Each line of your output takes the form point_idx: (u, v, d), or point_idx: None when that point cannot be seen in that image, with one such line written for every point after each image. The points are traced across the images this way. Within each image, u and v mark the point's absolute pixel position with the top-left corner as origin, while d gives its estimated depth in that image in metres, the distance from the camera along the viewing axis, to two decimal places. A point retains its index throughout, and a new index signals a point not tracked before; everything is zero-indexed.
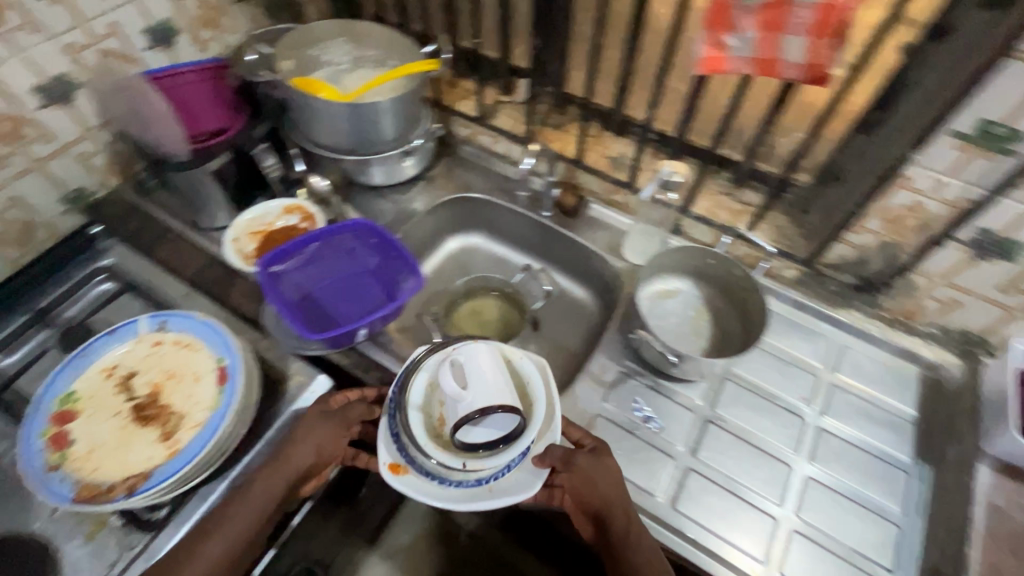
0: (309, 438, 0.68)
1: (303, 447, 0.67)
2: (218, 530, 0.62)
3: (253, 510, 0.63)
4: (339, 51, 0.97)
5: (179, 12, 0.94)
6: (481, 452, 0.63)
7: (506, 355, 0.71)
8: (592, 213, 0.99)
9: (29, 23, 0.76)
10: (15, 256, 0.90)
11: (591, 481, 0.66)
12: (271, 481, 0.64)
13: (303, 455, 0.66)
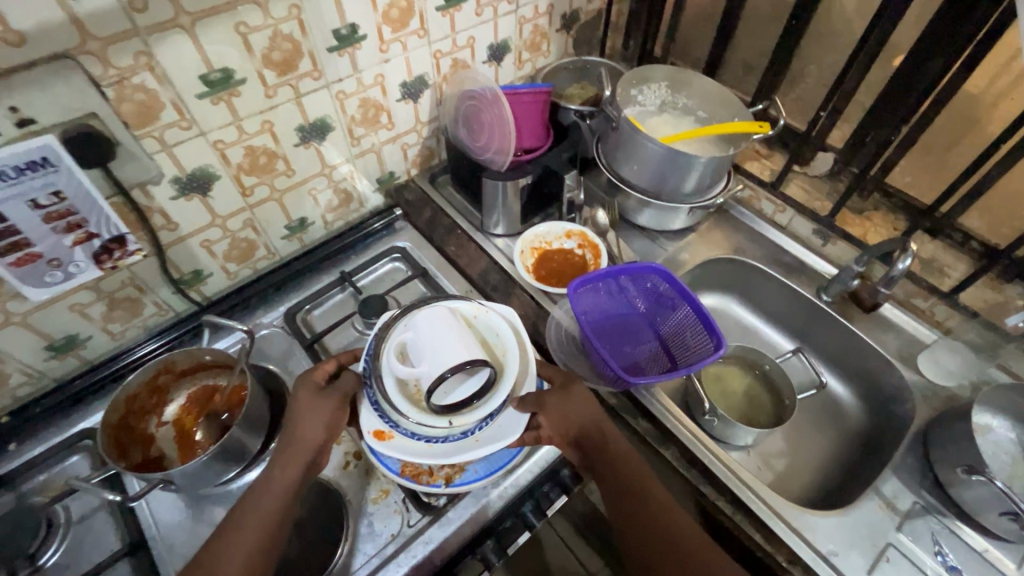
0: (312, 413, 0.66)
1: (308, 423, 0.65)
2: (260, 506, 0.61)
3: (288, 483, 0.63)
4: (654, 94, 0.99)
5: (517, 34, 1.02)
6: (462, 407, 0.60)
7: (468, 315, 0.69)
8: (885, 313, 0.90)
9: (422, 29, 0.87)
10: (331, 221, 1.02)
11: (591, 422, 0.68)
12: (299, 456, 0.64)
13: (312, 427, 0.65)
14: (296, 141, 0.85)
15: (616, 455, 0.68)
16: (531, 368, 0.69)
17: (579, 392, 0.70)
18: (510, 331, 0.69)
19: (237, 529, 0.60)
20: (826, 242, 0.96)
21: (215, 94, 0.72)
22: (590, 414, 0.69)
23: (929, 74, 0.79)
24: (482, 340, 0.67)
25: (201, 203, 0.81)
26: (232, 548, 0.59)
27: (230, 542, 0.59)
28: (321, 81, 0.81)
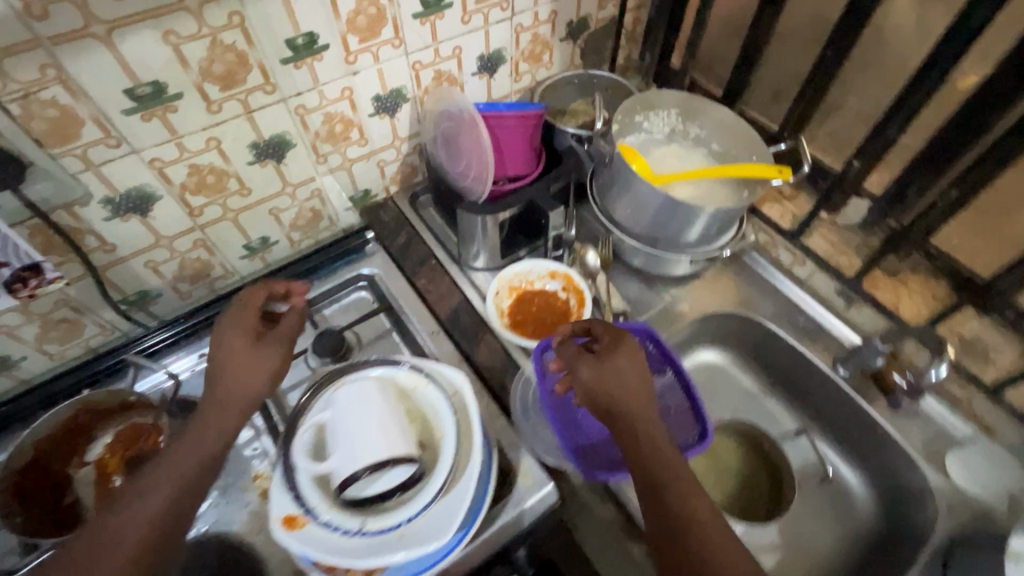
0: (249, 363, 0.62)
1: (241, 372, 0.61)
2: (194, 447, 0.57)
3: (222, 428, 0.59)
4: (662, 122, 0.87)
5: (513, 43, 0.91)
6: (383, 506, 0.53)
7: (402, 388, 0.61)
8: (923, 407, 0.76)
9: (397, 38, 0.77)
10: (298, 240, 0.94)
11: (627, 395, 0.60)
12: (233, 409, 0.60)
13: (243, 381, 0.61)
14: (251, 159, 0.77)
15: (648, 442, 0.58)
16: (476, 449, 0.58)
17: (616, 361, 0.61)
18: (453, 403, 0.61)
19: (146, 484, 0.55)
20: (850, 305, 0.83)
21: (146, 109, 0.63)
22: (631, 394, 0.60)
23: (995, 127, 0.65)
24: (416, 417, 0.59)
25: (141, 224, 0.74)
26: (157, 482, 0.55)
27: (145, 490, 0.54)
28: (275, 94, 0.72)
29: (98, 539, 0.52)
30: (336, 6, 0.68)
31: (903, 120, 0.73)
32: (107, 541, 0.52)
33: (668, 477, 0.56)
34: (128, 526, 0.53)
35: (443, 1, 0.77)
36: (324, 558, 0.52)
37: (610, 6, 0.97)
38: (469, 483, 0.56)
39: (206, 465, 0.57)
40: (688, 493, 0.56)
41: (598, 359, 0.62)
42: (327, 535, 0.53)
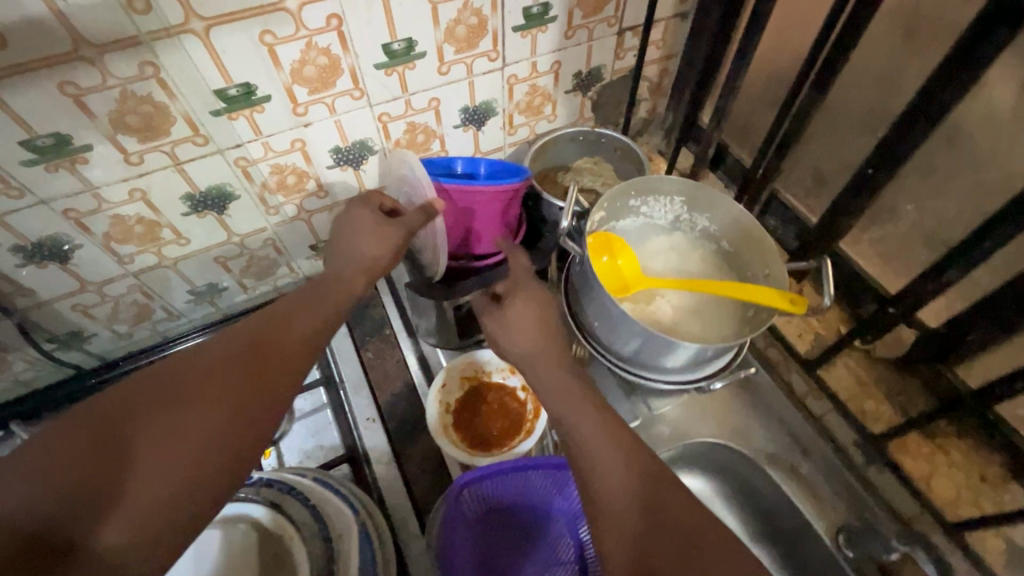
0: (371, 233, 0.59)
1: (365, 241, 0.59)
2: (274, 328, 0.48)
3: (294, 330, 0.48)
4: (664, 208, 0.72)
5: (506, 95, 0.79)
6: None
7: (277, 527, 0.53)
8: None
9: (356, 89, 0.67)
10: (252, 285, 0.87)
11: (545, 355, 0.53)
12: (304, 316, 0.50)
13: (357, 247, 0.58)
14: (185, 210, 0.69)
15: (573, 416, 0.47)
16: None
17: (526, 301, 0.56)
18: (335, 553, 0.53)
19: (229, 351, 0.45)
20: (870, 463, 0.67)
21: (50, 161, 0.57)
22: (523, 330, 0.54)
23: None
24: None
25: (62, 271, 0.68)
26: (244, 361, 0.44)
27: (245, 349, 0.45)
28: (209, 146, 0.64)
29: (194, 379, 0.42)
30: (277, 56, 0.59)
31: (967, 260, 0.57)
32: (199, 383, 0.42)
33: (612, 456, 0.43)
34: (227, 380, 0.43)
35: (414, 50, 0.66)
36: None
37: (629, 57, 0.83)
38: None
39: (286, 362, 0.46)
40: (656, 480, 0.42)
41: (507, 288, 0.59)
42: None
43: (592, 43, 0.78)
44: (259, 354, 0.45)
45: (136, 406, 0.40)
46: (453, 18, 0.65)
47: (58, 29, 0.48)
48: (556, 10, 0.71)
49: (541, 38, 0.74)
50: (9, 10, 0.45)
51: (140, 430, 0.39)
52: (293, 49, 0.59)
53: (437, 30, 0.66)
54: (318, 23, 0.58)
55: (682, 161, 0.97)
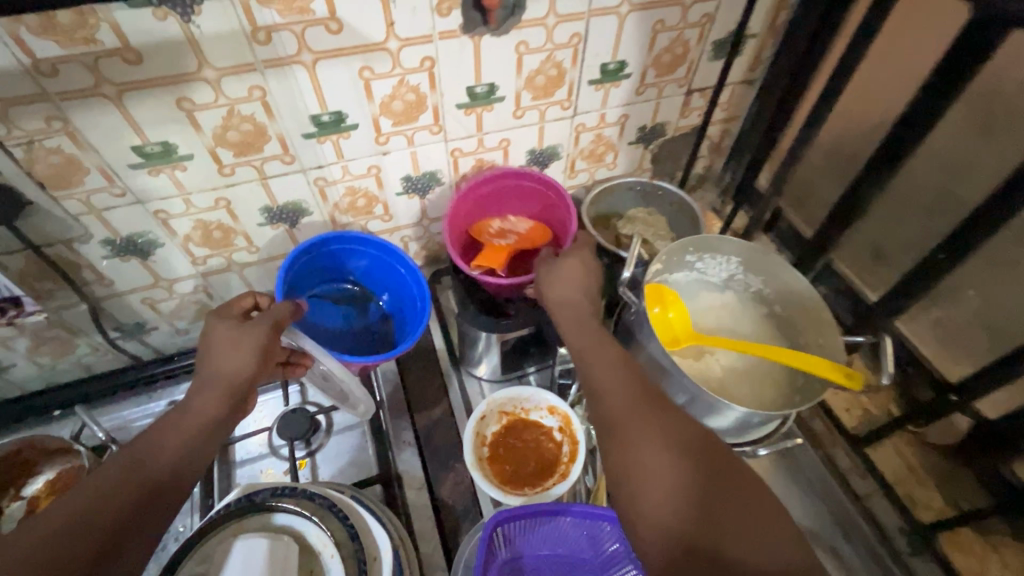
0: (234, 346, 0.55)
1: (229, 353, 0.54)
2: (147, 464, 0.47)
3: (161, 468, 0.47)
4: (719, 267, 0.72)
5: (572, 141, 0.82)
6: None
7: (309, 543, 0.52)
8: None
9: (436, 125, 0.71)
10: None
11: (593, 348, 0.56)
12: (184, 432, 0.50)
13: (225, 366, 0.54)
14: (261, 221, 0.73)
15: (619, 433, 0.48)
16: None
17: (571, 263, 0.65)
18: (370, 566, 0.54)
19: (98, 490, 0.44)
20: (916, 554, 0.65)
21: (153, 165, 0.61)
22: (574, 285, 0.63)
23: None
24: None
25: (142, 266, 0.72)
26: (96, 508, 0.43)
27: (133, 462, 0.46)
28: (294, 165, 0.68)
29: (85, 498, 0.43)
30: (371, 89, 0.63)
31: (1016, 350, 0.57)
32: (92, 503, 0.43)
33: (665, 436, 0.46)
34: (112, 504, 0.43)
35: (494, 94, 0.70)
36: None
37: (694, 116, 0.86)
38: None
39: (177, 466, 0.48)
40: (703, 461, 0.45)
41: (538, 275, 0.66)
42: None
43: (661, 100, 0.81)
44: (150, 463, 0.47)
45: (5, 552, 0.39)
46: (535, 68, 0.69)
47: (187, 51, 0.52)
48: (631, 67, 0.74)
49: (613, 92, 0.77)
50: (151, 33, 0.50)
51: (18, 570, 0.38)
52: (385, 84, 0.63)
53: (519, 77, 0.69)
54: (413, 63, 0.62)
55: (736, 221, 0.98)
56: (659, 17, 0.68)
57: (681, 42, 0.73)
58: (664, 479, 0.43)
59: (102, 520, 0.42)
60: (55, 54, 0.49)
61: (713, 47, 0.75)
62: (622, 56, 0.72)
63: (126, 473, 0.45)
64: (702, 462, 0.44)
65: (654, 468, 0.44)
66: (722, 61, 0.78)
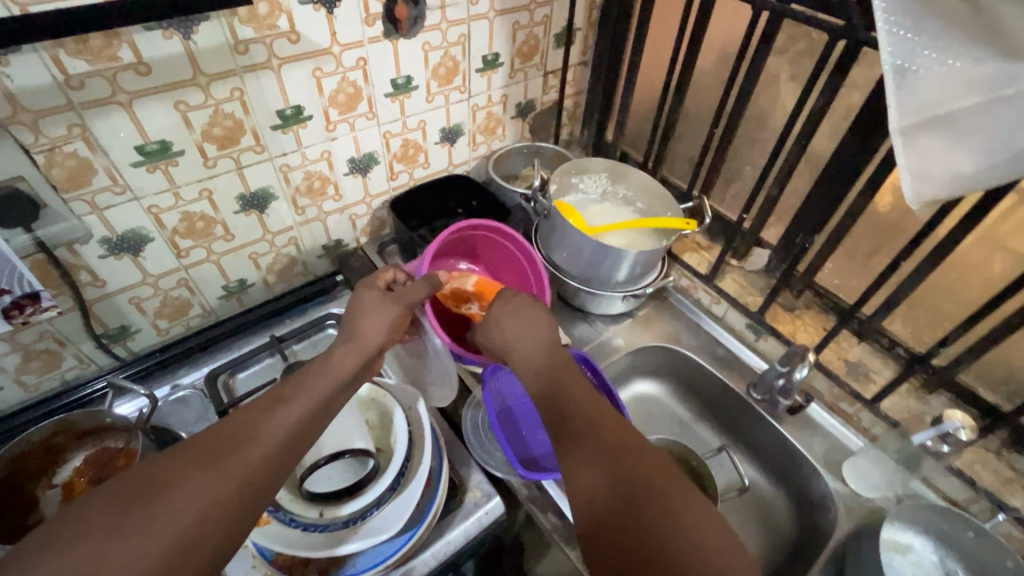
0: (376, 311, 0.72)
1: (370, 323, 0.71)
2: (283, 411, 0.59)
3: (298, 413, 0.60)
4: (595, 183, 1.03)
5: (470, 119, 1.08)
6: (337, 497, 0.63)
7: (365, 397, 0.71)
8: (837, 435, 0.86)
9: (371, 112, 0.92)
10: (272, 283, 1.03)
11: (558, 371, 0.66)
12: (326, 381, 0.64)
13: (361, 333, 0.70)
14: (236, 208, 0.88)
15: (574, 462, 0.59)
16: (429, 451, 0.67)
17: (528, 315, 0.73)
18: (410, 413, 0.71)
19: (244, 427, 0.57)
20: (758, 337, 0.97)
21: (151, 163, 0.75)
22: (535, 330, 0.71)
23: (838, 197, 0.84)
24: (383, 428, 0.70)
25: (132, 263, 0.82)
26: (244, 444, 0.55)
27: (277, 409, 0.59)
28: (264, 154, 0.85)
29: (243, 432, 0.56)
30: (321, 85, 0.83)
31: (772, 185, 0.92)
32: (247, 438, 0.55)
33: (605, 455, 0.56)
34: (262, 439, 0.56)
35: (411, 84, 0.94)
36: (281, 550, 0.59)
37: (552, 92, 1.17)
38: (412, 495, 0.65)
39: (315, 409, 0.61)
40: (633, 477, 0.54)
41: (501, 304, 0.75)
42: (287, 531, 0.60)
43: (527, 82, 1.11)
44: (289, 410, 0.59)
45: (182, 469, 0.51)
46: (437, 62, 0.94)
47: (185, 61, 0.69)
48: (503, 57, 1.02)
49: (494, 77, 1.05)
50: (159, 49, 0.66)
51: (196, 478, 0.51)
52: (331, 81, 0.84)
53: (427, 70, 0.94)
54: (351, 63, 0.84)
55: None
56: (515, 19, 0.98)
57: (533, 36, 1.03)
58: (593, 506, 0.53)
59: (254, 453, 0.55)
60: (84, 71, 0.63)
61: (555, 39, 1.07)
62: (496, 49, 1.00)
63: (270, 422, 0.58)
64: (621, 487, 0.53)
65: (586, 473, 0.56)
66: (562, 48, 1.10)
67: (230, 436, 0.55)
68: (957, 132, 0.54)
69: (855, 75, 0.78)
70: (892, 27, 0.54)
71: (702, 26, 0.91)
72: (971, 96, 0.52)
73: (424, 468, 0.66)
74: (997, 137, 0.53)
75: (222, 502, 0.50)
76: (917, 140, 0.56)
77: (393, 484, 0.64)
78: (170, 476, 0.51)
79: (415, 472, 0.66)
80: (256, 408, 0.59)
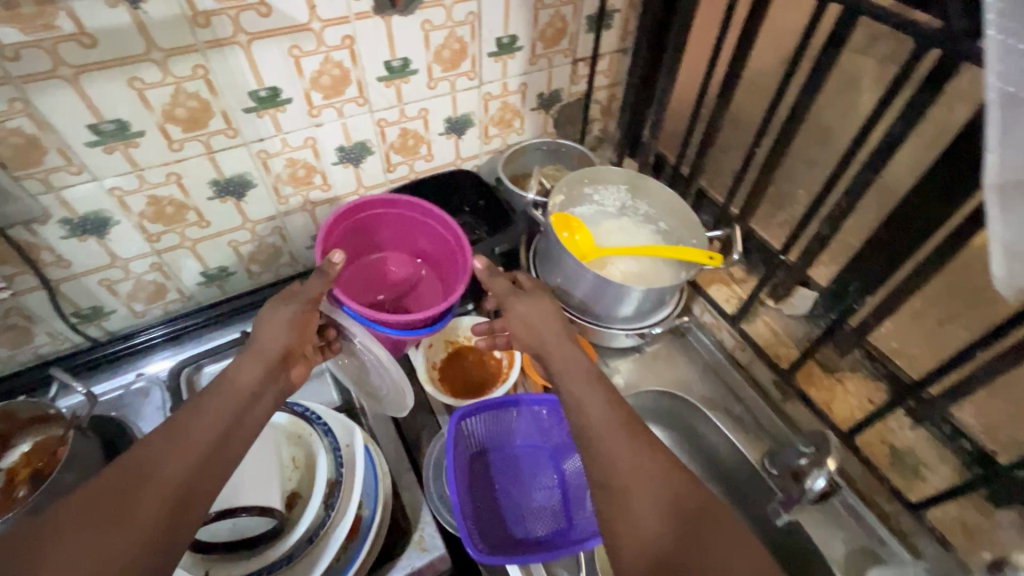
0: (271, 323, 0.61)
1: (270, 328, 0.60)
2: (186, 437, 0.50)
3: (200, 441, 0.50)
4: (612, 196, 0.89)
5: (482, 109, 0.96)
6: (229, 552, 0.55)
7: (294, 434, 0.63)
8: (866, 539, 0.70)
9: (361, 97, 0.82)
10: (256, 272, 0.98)
11: (578, 379, 0.58)
12: (227, 399, 0.54)
13: (263, 347, 0.59)
14: (210, 195, 0.81)
15: (644, 530, 0.47)
16: (354, 501, 0.59)
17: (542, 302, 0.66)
18: (345, 451, 0.63)
19: (146, 459, 0.48)
20: (786, 398, 0.81)
21: (108, 144, 0.69)
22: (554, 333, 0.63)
23: (908, 246, 0.66)
24: (309, 466, 0.62)
25: (98, 245, 0.78)
26: (147, 481, 0.46)
27: (173, 438, 0.50)
28: (237, 139, 0.77)
29: (129, 475, 0.46)
30: (300, 66, 0.74)
31: (825, 219, 0.75)
32: (134, 483, 0.46)
33: (652, 492, 0.49)
34: (161, 476, 0.47)
35: (409, 68, 0.83)
36: None
37: (582, 82, 1.02)
38: (329, 553, 0.56)
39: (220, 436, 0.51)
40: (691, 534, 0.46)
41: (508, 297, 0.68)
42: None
43: (552, 70, 0.97)
44: (183, 444, 0.50)
45: (70, 524, 0.43)
46: (440, 43, 0.82)
47: (136, 34, 0.62)
48: (521, 41, 0.89)
49: (510, 63, 0.91)
50: (104, 19, 0.59)
51: (78, 538, 0.42)
52: (313, 61, 0.74)
53: (428, 52, 0.82)
54: (335, 41, 0.74)
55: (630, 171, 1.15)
56: None
57: (559, 17, 0.89)
58: (658, 551, 0.46)
59: (155, 492, 0.46)
60: (17, 40, 0.57)
61: (587, 22, 0.91)
62: (513, 31, 0.87)
63: (166, 455, 0.48)
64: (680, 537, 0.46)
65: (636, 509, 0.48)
66: (595, 33, 0.94)
67: (130, 471, 0.47)
68: None
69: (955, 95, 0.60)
70: (1006, 40, 0.38)
71: (759, 16, 0.74)
72: None
73: (344, 520, 0.58)
74: None
75: (114, 553, 0.42)
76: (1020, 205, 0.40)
77: (305, 539, 0.56)
78: (36, 547, 0.42)
79: (334, 524, 0.58)
80: (157, 438, 0.50)
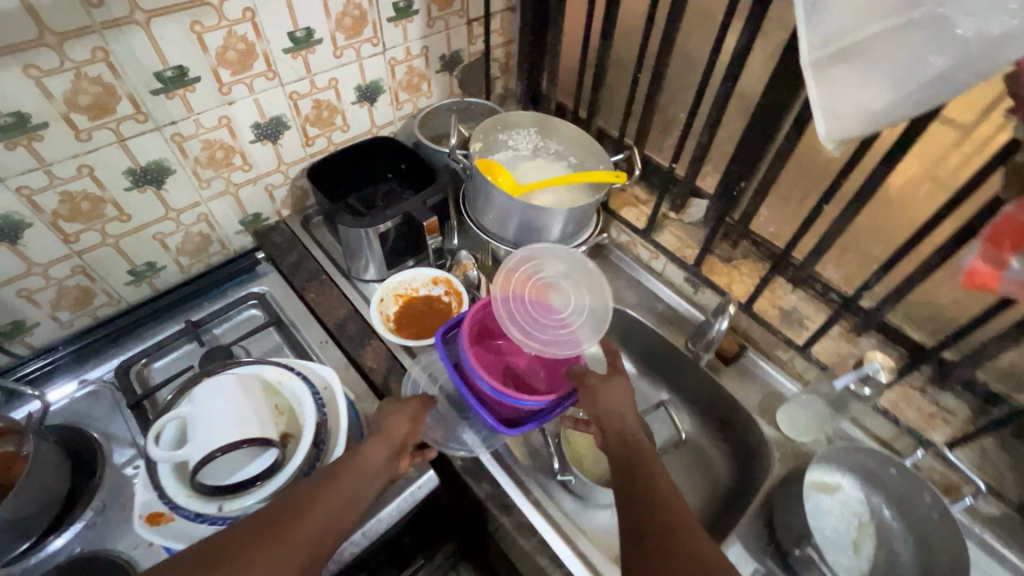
0: (397, 410, 0.64)
1: (398, 415, 0.63)
2: (327, 494, 0.53)
3: (336, 502, 0.53)
4: (525, 140, 0.98)
5: (389, 75, 1.00)
6: (237, 492, 0.55)
7: (272, 382, 0.64)
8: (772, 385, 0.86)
9: (270, 71, 0.84)
10: (187, 265, 0.96)
11: (627, 397, 0.69)
12: (363, 469, 0.57)
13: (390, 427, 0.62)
14: (127, 185, 0.80)
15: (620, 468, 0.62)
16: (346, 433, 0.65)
17: (618, 381, 0.70)
18: (326, 391, 0.68)
19: (292, 503, 0.52)
20: (697, 290, 0.95)
21: (9, 138, 0.67)
22: (623, 391, 0.70)
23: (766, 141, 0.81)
24: (288, 408, 0.63)
25: (11, 251, 0.75)
26: (290, 529, 0.49)
27: (319, 492, 0.53)
28: (149, 123, 0.77)
29: (284, 515, 0.50)
30: (204, 42, 0.75)
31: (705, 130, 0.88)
32: (284, 526, 0.49)
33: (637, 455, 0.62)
34: (304, 525, 0.50)
35: (313, 37, 0.85)
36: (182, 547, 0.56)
37: (479, 42, 1.09)
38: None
39: (350, 503, 0.54)
40: (655, 495, 0.57)
41: (582, 377, 0.71)
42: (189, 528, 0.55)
43: (450, 31, 1.03)
44: (324, 500, 0.53)
45: (227, 553, 0.47)
46: (340, 11, 0.86)
47: (25, 18, 0.60)
48: (417, 5, 0.94)
49: (409, 27, 0.96)
50: None
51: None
52: (216, 36, 0.75)
53: (330, 21, 0.85)
54: (236, 15, 0.75)
55: None
56: None
57: None
58: (621, 484, 0.60)
59: (295, 540, 0.49)
60: None
61: None
62: None
63: (311, 510, 0.51)
64: (637, 485, 0.59)
65: (619, 458, 0.63)
66: None
67: (284, 510, 0.51)
68: (865, 65, 0.51)
69: (779, 11, 0.74)
70: None
71: None
72: (878, 22, 0.49)
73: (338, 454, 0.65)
74: (903, 68, 0.49)
75: None
76: (829, 75, 0.52)
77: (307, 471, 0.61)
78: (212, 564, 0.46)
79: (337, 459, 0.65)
80: (303, 490, 0.53)
